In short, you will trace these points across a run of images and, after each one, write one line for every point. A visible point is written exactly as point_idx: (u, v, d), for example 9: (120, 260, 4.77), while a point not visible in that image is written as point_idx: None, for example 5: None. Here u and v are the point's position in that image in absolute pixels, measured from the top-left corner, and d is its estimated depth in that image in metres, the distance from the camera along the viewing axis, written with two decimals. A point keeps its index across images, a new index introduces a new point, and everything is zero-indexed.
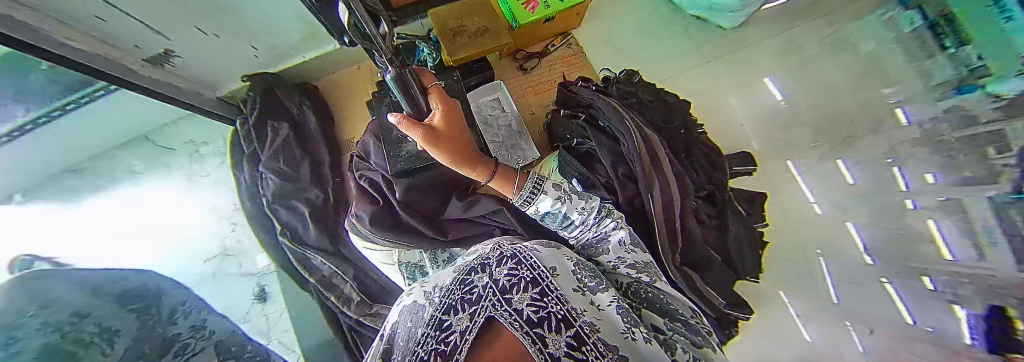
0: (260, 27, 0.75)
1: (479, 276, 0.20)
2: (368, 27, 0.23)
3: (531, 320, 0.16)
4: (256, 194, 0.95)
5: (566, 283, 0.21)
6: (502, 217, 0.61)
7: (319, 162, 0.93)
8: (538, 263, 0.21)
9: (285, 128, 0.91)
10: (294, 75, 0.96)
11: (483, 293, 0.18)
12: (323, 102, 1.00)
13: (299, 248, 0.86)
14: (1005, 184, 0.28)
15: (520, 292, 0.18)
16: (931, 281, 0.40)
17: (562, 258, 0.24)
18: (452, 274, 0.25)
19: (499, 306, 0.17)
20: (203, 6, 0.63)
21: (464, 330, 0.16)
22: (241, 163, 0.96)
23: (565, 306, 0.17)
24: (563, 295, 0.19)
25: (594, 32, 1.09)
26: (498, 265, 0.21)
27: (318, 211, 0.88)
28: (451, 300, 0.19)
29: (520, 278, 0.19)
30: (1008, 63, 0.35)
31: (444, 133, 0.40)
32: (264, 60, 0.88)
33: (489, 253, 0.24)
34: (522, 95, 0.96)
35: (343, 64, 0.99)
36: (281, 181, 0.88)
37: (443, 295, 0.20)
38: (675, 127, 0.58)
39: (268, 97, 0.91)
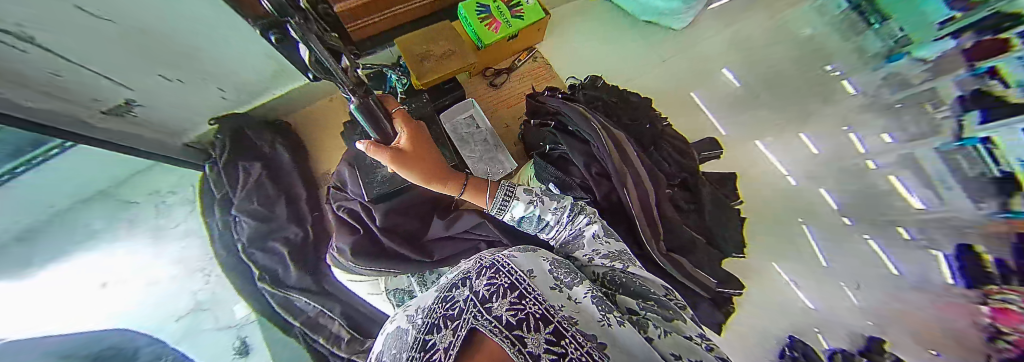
0: (227, 68, 0.73)
1: (460, 291, 0.20)
2: (329, 62, 0.24)
3: (509, 324, 0.14)
4: (230, 240, 0.90)
5: (543, 283, 0.21)
6: (485, 229, 0.61)
7: (296, 199, 0.90)
8: (515, 269, 0.21)
9: (257, 167, 0.88)
10: (264, 113, 0.95)
11: (462, 307, 0.17)
12: (296, 137, 0.98)
13: (280, 290, 0.82)
14: (952, 137, 0.59)
15: (499, 299, 0.17)
16: (906, 232, 0.65)
17: (539, 260, 0.25)
18: (430, 295, 0.24)
19: (477, 314, 0.16)
20: (165, 53, 0.61)
21: (447, 346, 0.14)
22: (211, 208, 0.92)
23: (542, 305, 0.17)
24: (540, 296, 0.18)
25: (557, 42, 1.13)
26: (478, 277, 0.21)
27: (297, 250, 0.84)
28: (431, 319, 0.18)
29: (498, 285, 0.19)
30: (923, 36, 0.75)
31: (411, 154, 0.40)
32: (234, 101, 0.86)
33: (470, 267, 0.24)
34: (494, 109, 0.99)
35: (314, 97, 0.99)
36: (257, 222, 0.85)
37: (425, 316, 0.19)
38: (640, 123, 0.62)
39: (237, 138, 0.88)
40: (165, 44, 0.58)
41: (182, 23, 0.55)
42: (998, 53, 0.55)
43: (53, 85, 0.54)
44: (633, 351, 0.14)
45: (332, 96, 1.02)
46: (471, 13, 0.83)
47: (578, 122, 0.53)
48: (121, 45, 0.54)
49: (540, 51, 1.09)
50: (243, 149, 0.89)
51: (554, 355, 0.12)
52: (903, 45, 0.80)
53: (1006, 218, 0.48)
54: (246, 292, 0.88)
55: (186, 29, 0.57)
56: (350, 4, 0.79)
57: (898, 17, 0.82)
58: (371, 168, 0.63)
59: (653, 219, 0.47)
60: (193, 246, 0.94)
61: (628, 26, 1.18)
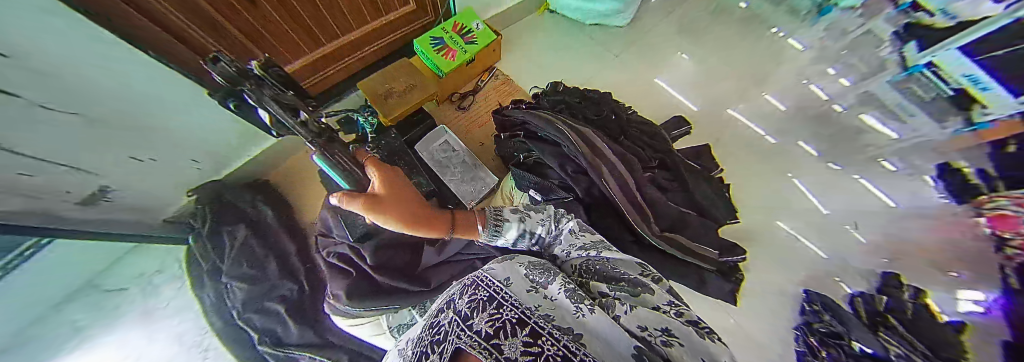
0: (198, 137, 0.73)
1: (445, 314, 0.21)
2: (282, 118, 0.34)
3: (489, 336, 0.15)
4: (223, 305, 0.85)
5: (520, 288, 0.22)
6: (476, 249, 0.64)
7: (286, 254, 0.88)
8: (492, 281, 0.22)
9: (242, 228, 0.86)
10: (244, 175, 0.94)
11: (446, 331, 0.18)
12: (277, 194, 0.97)
13: (283, 352, 0.78)
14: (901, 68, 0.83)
15: (479, 313, 0.18)
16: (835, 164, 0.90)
17: (516, 267, 0.26)
18: (420, 327, 0.24)
19: (460, 335, 0.17)
20: (130, 128, 0.59)
21: None
22: (200, 280, 0.87)
23: (518, 310, 0.18)
24: (516, 300, 0.19)
25: (515, 56, 1.18)
26: (460, 297, 0.22)
27: (297, 305, 0.81)
28: (420, 348, 0.18)
29: (478, 299, 0.20)
30: None
31: (393, 197, 0.34)
32: (209, 170, 0.86)
33: (453, 290, 0.25)
34: (467, 131, 1.01)
35: (287, 152, 1.00)
36: (249, 286, 0.82)
37: (416, 346, 0.19)
38: (605, 116, 0.65)
39: (219, 206, 0.87)
40: (133, 122, 0.58)
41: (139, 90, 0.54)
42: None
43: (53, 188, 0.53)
44: (611, 338, 0.15)
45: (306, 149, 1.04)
46: (426, 47, 0.87)
47: (546, 128, 0.55)
48: (93, 132, 0.53)
49: (500, 69, 1.13)
50: (227, 214, 0.87)
51: (530, 355, 0.12)
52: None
53: (971, 130, 0.69)
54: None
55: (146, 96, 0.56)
56: (304, 60, 0.82)
57: None
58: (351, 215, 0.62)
59: (634, 205, 0.50)
60: (189, 322, 0.89)
61: (578, 31, 1.24)
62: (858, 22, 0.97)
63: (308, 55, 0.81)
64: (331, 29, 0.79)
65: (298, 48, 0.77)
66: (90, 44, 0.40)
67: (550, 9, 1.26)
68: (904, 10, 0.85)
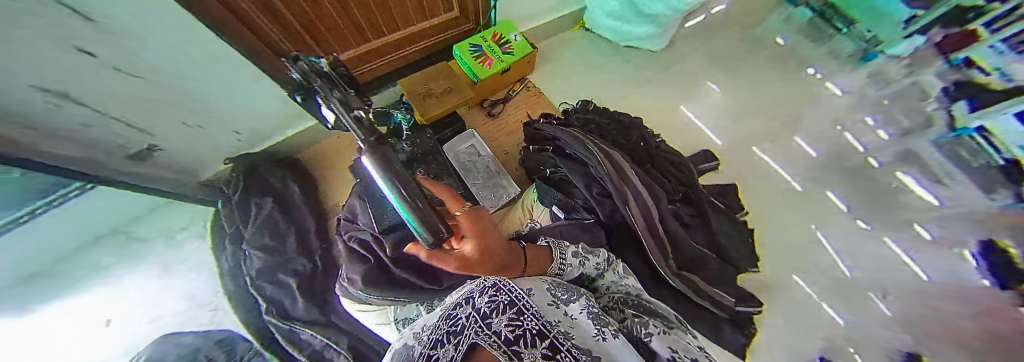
0: (245, 112, 0.78)
1: (463, 308, 0.23)
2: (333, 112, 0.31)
3: (508, 339, 0.18)
4: (238, 271, 0.88)
5: (541, 300, 0.25)
6: None
7: (306, 229, 0.92)
8: (513, 288, 0.25)
9: (269, 202, 0.89)
10: (277, 152, 0.99)
11: (464, 322, 0.20)
12: (307, 173, 1.01)
13: (289, 326, 0.78)
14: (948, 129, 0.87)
15: (499, 315, 0.21)
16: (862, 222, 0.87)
17: (536, 280, 0.29)
18: (442, 308, 0.27)
19: (479, 330, 0.19)
20: (180, 95, 0.62)
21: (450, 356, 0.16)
22: (222, 244, 0.91)
23: (538, 321, 0.21)
24: (536, 312, 0.22)
25: (548, 70, 1.19)
26: (480, 296, 0.24)
27: (308, 281, 0.83)
28: (436, 334, 0.19)
29: (499, 301, 0.23)
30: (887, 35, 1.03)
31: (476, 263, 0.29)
32: (246, 143, 0.90)
33: (472, 288, 0.27)
34: (494, 138, 1.02)
35: (320, 137, 1.04)
36: (266, 256, 0.83)
37: (431, 331, 0.21)
38: (635, 142, 0.64)
39: (251, 175, 0.91)
40: (185, 89, 0.62)
41: (197, 65, 0.58)
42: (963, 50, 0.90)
43: (92, 136, 0.55)
44: None
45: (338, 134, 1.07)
46: (465, 53, 0.89)
47: (577, 148, 0.54)
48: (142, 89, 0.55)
49: (532, 81, 1.15)
50: (256, 186, 0.90)
51: None
52: (874, 45, 1.06)
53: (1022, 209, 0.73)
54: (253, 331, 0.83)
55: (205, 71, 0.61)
56: (352, 52, 0.86)
57: (860, 23, 1.09)
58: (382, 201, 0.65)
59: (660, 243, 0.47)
60: (203, 281, 0.91)
61: (612, 52, 1.24)
62: (903, 72, 1.02)
63: (356, 48, 0.86)
64: (378, 26, 0.83)
65: (346, 40, 0.81)
66: (163, 16, 0.43)
67: (586, 27, 1.27)
68: (956, 65, 0.92)
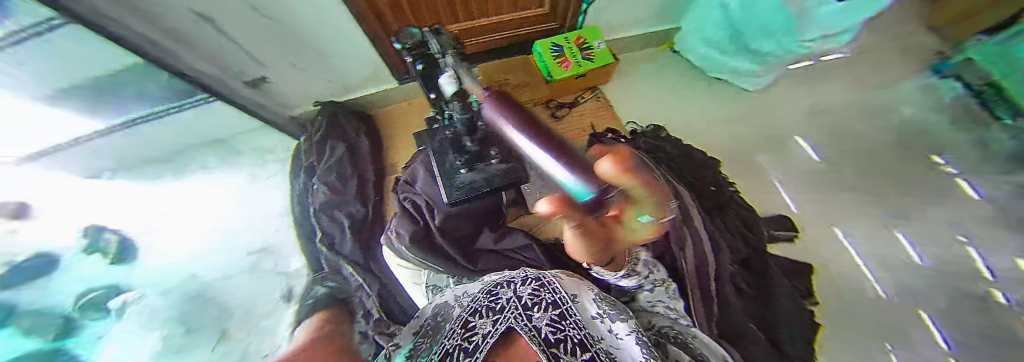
0: (343, 65, 0.94)
1: (508, 292, 0.33)
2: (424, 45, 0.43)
3: (548, 341, 0.24)
4: (305, 199, 1.01)
5: (584, 310, 0.32)
6: (530, 253, 0.68)
7: (365, 180, 1.00)
8: (558, 292, 0.32)
9: (341, 147, 1.01)
10: (357, 104, 1.11)
11: (505, 305, 0.30)
12: (378, 129, 1.13)
13: (333, 259, 0.85)
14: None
15: (541, 313, 0.28)
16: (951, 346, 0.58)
17: (583, 289, 0.36)
18: (493, 280, 0.39)
19: (519, 319, 0.27)
20: (291, 38, 0.77)
21: (488, 335, 0.26)
22: (298, 173, 1.06)
23: (581, 332, 0.27)
24: (579, 322, 0.29)
25: (621, 83, 1.18)
26: (525, 286, 0.33)
27: (357, 223, 0.91)
28: (481, 306, 0.31)
29: (546, 300, 0.30)
30: None
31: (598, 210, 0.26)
32: (336, 91, 1.04)
33: (518, 275, 0.37)
34: None
35: (394, 100, 1.15)
36: (330, 194, 0.92)
37: (477, 302, 0.32)
38: (706, 186, 0.63)
39: (333, 119, 1.05)
40: (290, 31, 0.76)
41: (298, 10, 0.70)
42: None
43: (172, 28, 0.62)
44: None
45: (411, 100, 1.18)
46: (545, 51, 0.91)
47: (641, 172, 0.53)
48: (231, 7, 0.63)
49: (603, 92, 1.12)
50: (335, 131, 1.04)
51: None
52: None
53: None
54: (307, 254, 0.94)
55: (307, 19, 0.74)
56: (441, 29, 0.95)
57: None
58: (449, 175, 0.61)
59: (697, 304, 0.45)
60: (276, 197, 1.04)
61: (695, 79, 1.20)
62: None
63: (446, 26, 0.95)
64: (470, 10, 0.90)
65: (438, 17, 0.90)
66: None
67: (675, 49, 1.26)
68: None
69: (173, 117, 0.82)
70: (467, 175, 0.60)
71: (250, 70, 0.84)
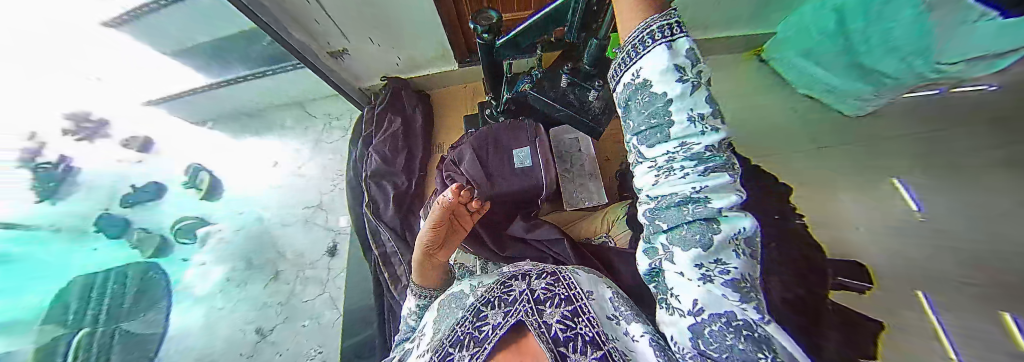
0: (411, 41, 0.93)
1: (518, 284, 0.34)
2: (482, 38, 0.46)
3: (556, 340, 0.28)
4: (358, 167, 1.06)
5: (598, 309, 0.31)
6: (561, 249, 0.64)
7: (414, 157, 1.04)
8: (570, 288, 0.32)
9: (397, 122, 1.05)
10: (416, 83, 1.13)
11: (517, 298, 0.32)
12: (432, 108, 1.14)
13: (375, 222, 0.92)
14: None
15: (550, 309, 0.30)
16: None
17: (599, 288, 0.34)
18: (507, 270, 0.40)
19: (530, 315, 0.30)
20: (373, 17, 0.82)
21: (498, 325, 0.30)
22: (357, 139, 1.11)
23: (593, 330, 0.28)
24: (593, 319, 0.29)
25: None
26: (537, 280, 0.34)
27: (400, 195, 0.96)
28: (491, 295, 0.34)
29: (557, 297, 0.31)
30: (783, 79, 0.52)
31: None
32: (402, 68, 1.07)
33: (531, 268, 0.37)
34: (601, 139, 0.89)
35: (451, 83, 1.14)
36: (381, 163, 0.99)
37: (489, 290, 0.35)
38: None
39: (394, 96, 1.09)
40: (374, 12, 0.79)
41: None
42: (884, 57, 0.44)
43: None
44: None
45: (466, 84, 1.15)
46: None
47: None
48: None
49: None
50: (393, 106, 1.08)
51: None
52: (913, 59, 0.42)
53: None
54: (354, 217, 1.02)
55: (390, 4, 0.77)
56: (511, 15, 0.88)
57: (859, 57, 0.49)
58: (583, 110, 0.66)
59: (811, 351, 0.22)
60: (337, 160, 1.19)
61: None
62: None
63: (516, 13, 0.87)
64: None
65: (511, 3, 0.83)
66: None
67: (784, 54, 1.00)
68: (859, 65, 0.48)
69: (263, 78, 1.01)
70: (597, 103, 0.65)
71: (337, 42, 0.92)
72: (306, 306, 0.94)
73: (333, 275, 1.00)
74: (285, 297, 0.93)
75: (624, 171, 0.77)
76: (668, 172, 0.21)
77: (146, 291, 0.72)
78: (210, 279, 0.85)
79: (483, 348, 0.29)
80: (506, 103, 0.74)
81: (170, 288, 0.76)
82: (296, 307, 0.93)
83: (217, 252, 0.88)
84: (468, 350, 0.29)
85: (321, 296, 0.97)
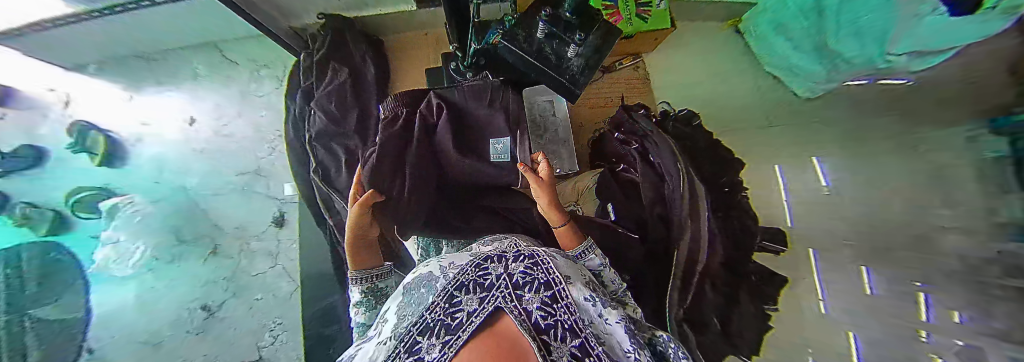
0: None
1: (497, 267, 0.30)
2: None
3: (539, 329, 0.25)
4: (300, 125, 0.92)
5: (576, 292, 0.30)
6: (527, 217, 0.67)
7: (367, 114, 0.89)
8: (552, 270, 0.30)
9: (344, 72, 0.89)
10: (365, 24, 0.98)
11: (494, 283, 0.28)
12: (384, 56, 1.00)
13: (326, 189, 0.83)
14: None
15: (533, 293, 0.27)
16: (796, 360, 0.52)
17: (573, 272, 0.33)
18: (483, 251, 0.36)
19: (508, 301, 0.26)
20: None
21: (472, 314, 0.25)
22: (295, 91, 0.95)
23: (572, 317, 0.27)
24: (571, 305, 0.28)
25: (676, 38, 0.94)
26: (515, 262, 0.31)
27: (353, 158, 0.83)
28: (463, 279, 0.30)
29: (538, 281, 0.29)
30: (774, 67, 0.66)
31: (545, 181, 0.52)
32: (345, 3, 0.91)
33: (508, 249, 0.34)
34: (577, 104, 0.87)
35: (408, 26, 1.00)
36: (328, 122, 0.85)
37: (463, 272, 0.30)
38: (720, 184, 0.47)
39: (337, 39, 0.91)
40: None
41: None
42: (844, 30, 0.54)
43: None
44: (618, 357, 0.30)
45: (428, 31, 1.03)
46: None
47: (664, 159, 0.48)
48: None
49: (646, 61, 0.93)
50: (337, 52, 0.91)
51: None
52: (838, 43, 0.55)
53: None
54: (300, 180, 0.92)
55: None
56: None
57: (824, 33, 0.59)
58: (560, 68, 0.65)
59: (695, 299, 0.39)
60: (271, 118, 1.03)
61: None
62: None
63: None
64: None
65: None
66: None
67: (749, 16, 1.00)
68: (824, 46, 0.58)
69: (146, 11, 0.79)
70: (576, 61, 0.64)
71: None
72: (256, 280, 0.88)
73: (284, 248, 0.91)
74: (231, 272, 0.86)
75: (597, 138, 0.78)
76: (599, 270, 0.43)
77: (45, 276, 0.70)
78: (132, 260, 0.76)
79: (457, 337, 0.24)
80: (475, 56, 0.66)
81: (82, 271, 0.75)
82: (245, 281, 0.87)
83: (134, 228, 0.75)
84: (438, 339, 0.25)
85: (273, 269, 0.89)
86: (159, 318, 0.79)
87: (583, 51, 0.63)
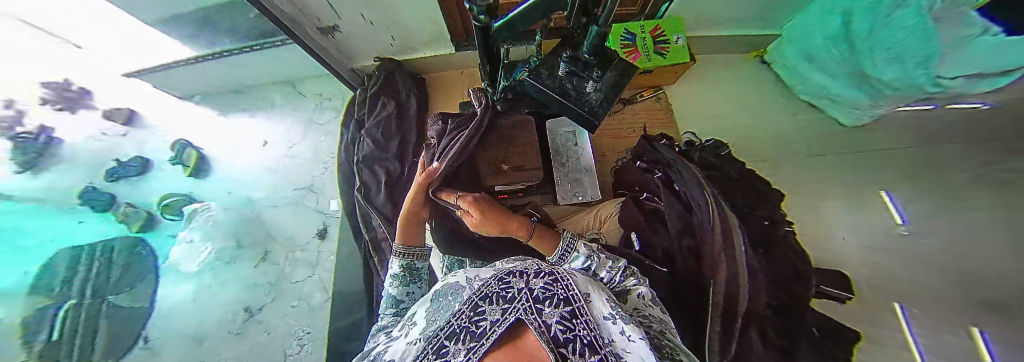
0: (405, 20, 0.90)
1: (518, 280, 0.30)
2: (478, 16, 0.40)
3: (559, 343, 0.24)
4: (350, 149, 1.04)
5: (597, 310, 0.28)
6: None
7: (406, 141, 0.99)
8: (572, 286, 0.30)
9: (390, 105, 1.02)
10: (412, 65, 1.11)
11: (516, 296, 0.28)
12: (426, 91, 1.12)
13: (366, 208, 0.90)
14: None
15: (552, 308, 0.27)
16: None
17: (595, 290, 0.31)
18: (505, 267, 0.37)
19: (529, 313, 0.26)
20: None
21: (496, 322, 0.26)
22: (349, 120, 1.09)
23: (592, 333, 0.26)
24: (591, 322, 0.27)
25: (701, 72, 0.95)
26: (536, 278, 0.31)
27: (392, 179, 0.91)
28: (485, 290, 0.30)
29: (558, 297, 0.28)
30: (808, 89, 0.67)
31: (479, 220, 0.49)
32: (396, 49, 1.05)
33: (529, 264, 0.33)
34: (598, 134, 0.89)
35: (446, 66, 1.13)
36: (374, 148, 0.95)
37: (485, 284, 0.31)
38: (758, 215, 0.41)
39: (388, 78, 1.06)
40: None
41: None
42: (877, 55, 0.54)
43: None
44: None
45: (463, 70, 1.14)
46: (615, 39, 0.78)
47: (688, 189, 0.46)
48: None
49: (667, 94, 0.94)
50: (386, 86, 1.05)
51: None
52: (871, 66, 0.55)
53: None
54: (344, 197, 1.01)
55: None
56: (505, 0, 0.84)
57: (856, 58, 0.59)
58: (579, 102, 0.67)
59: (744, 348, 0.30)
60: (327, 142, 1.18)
61: None
62: None
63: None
64: None
65: None
66: None
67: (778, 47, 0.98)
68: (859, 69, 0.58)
69: (246, 56, 0.98)
70: (595, 95, 0.67)
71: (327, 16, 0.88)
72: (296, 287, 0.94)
73: (322, 259, 0.99)
74: (275, 278, 0.93)
75: (619, 167, 0.78)
76: (624, 287, 0.41)
77: (133, 266, 0.72)
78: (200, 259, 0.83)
79: (481, 343, 0.25)
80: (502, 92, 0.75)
81: (158, 265, 0.76)
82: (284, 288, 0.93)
83: (207, 230, 0.86)
84: (463, 345, 0.26)
85: (310, 278, 0.97)
86: (208, 316, 0.81)
87: (601, 85, 0.66)
